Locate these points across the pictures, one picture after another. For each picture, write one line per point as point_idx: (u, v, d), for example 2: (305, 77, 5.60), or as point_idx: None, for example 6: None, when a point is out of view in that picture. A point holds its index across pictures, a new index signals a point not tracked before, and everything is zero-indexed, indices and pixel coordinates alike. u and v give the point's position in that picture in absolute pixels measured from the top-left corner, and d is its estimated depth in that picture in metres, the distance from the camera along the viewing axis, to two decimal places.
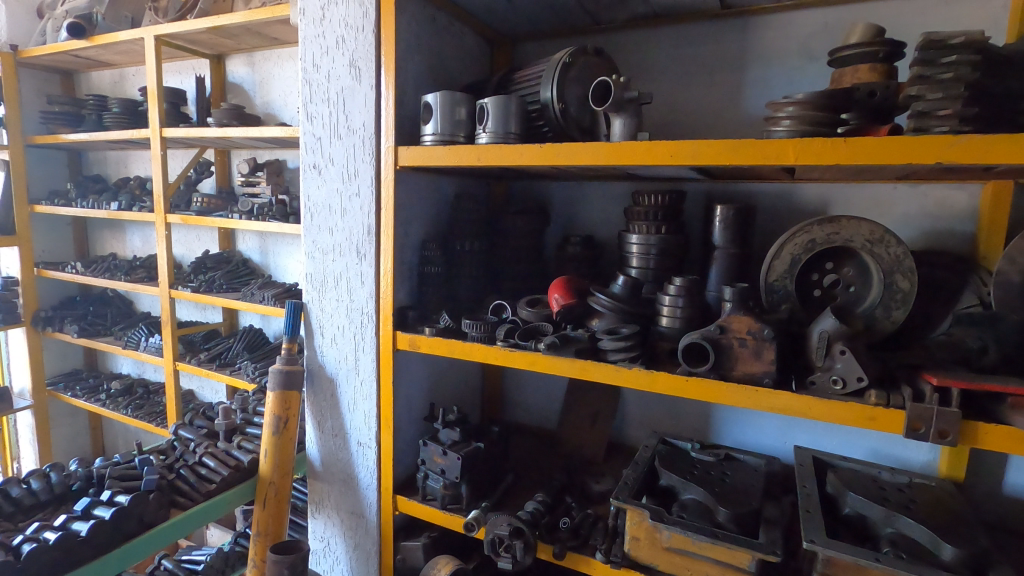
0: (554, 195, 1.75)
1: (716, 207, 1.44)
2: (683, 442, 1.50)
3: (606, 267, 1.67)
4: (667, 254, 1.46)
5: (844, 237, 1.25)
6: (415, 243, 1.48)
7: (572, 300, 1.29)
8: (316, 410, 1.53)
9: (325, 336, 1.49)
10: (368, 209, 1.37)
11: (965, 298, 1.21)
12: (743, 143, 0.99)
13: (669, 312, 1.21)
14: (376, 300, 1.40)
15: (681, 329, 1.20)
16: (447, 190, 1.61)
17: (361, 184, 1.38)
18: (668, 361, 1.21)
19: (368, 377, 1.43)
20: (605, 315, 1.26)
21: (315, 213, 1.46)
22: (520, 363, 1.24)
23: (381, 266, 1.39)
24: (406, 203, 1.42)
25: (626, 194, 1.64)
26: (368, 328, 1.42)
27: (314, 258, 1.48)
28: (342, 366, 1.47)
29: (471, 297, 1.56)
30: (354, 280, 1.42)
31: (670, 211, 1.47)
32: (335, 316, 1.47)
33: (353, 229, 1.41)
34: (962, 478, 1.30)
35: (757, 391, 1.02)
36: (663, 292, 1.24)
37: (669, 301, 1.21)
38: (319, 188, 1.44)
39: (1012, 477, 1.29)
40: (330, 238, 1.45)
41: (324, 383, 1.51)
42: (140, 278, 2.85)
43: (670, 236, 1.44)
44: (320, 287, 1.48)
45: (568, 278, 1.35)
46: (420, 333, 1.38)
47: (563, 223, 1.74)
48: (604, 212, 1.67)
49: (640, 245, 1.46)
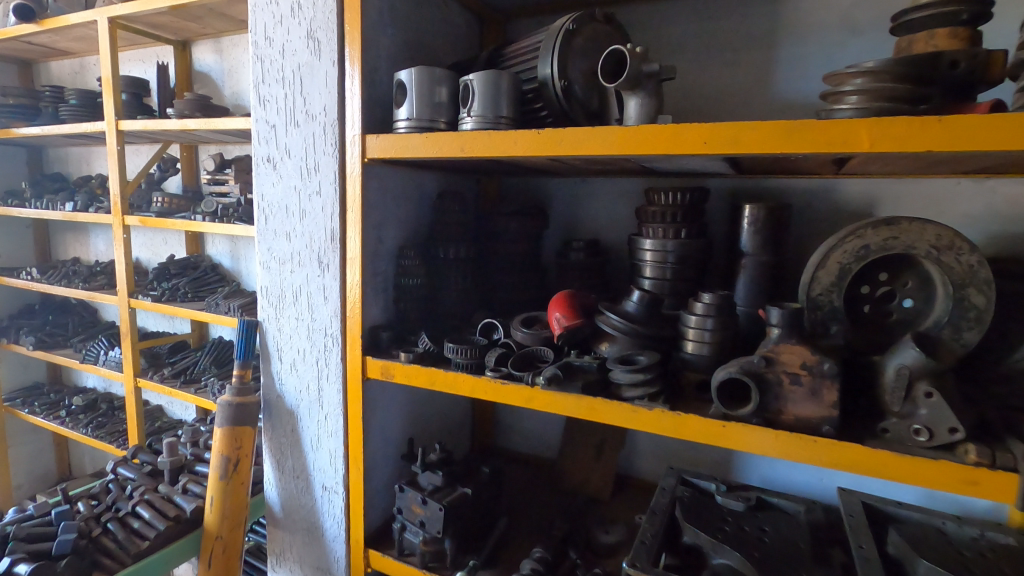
0: (552, 194, 1.52)
1: (744, 207, 1.22)
2: (706, 483, 1.28)
3: (613, 276, 1.44)
4: (686, 264, 1.24)
5: (904, 243, 1.03)
6: (389, 251, 1.25)
7: (577, 321, 1.06)
8: (275, 447, 1.30)
9: (284, 361, 1.26)
10: (331, 210, 1.15)
11: None
12: (800, 124, 0.76)
13: (695, 337, 0.99)
14: (342, 319, 1.17)
15: (712, 357, 0.98)
16: (429, 188, 1.38)
17: (322, 180, 1.15)
18: (696, 396, 0.98)
19: (333, 411, 1.21)
20: (617, 340, 1.04)
21: (271, 215, 1.23)
22: (514, 400, 1.01)
23: (347, 279, 1.16)
24: (377, 203, 1.19)
25: (637, 192, 1.41)
26: (333, 352, 1.19)
27: (270, 268, 1.25)
28: (303, 397, 1.24)
29: (458, 313, 1.34)
30: (316, 295, 1.19)
31: (692, 212, 1.24)
32: (295, 337, 1.24)
33: (314, 235, 1.18)
34: None
35: (816, 442, 0.80)
36: (688, 311, 1.02)
37: (695, 323, 0.99)
38: (274, 186, 1.21)
39: None
40: (288, 245, 1.22)
41: (282, 416, 1.28)
42: (100, 286, 2.61)
43: (690, 242, 1.22)
44: (277, 303, 1.25)
45: (570, 292, 1.11)
46: (394, 359, 1.16)
47: (563, 225, 1.52)
48: (611, 213, 1.45)
49: (655, 252, 1.24)
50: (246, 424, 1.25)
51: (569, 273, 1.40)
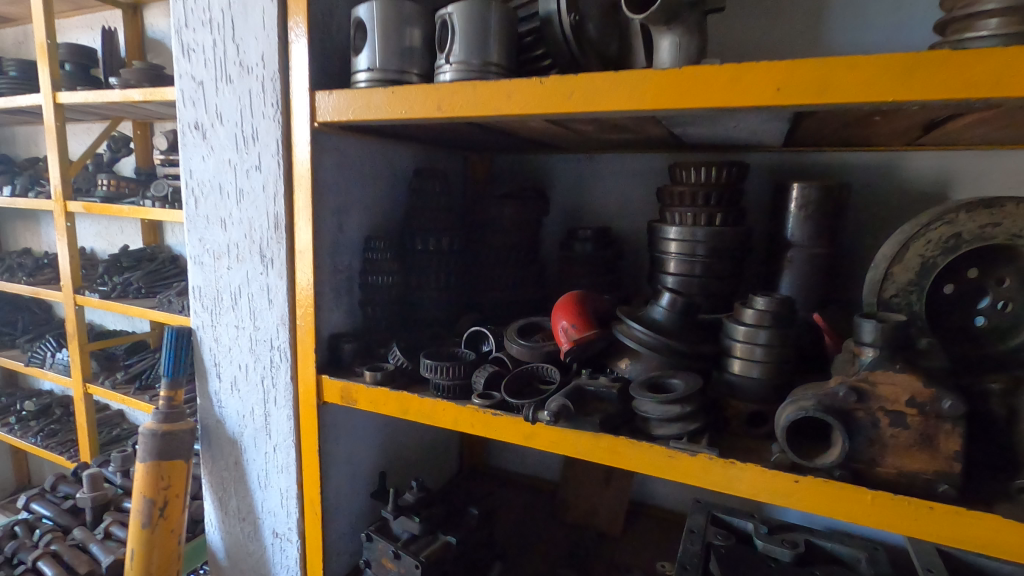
0: (554, 172, 1.27)
1: (792, 186, 0.99)
2: (740, 521, 1.06)
3: (626, 272, 1.21)
4: (719, 257, 1.00)
5: (1007, 231, 0.80)
6: (353, 242, 1.01)
7: (591, 333, 0.82)
8: (216, 483, 1.06)
9: (223, 378, 1.01)
10: (273, 189, 0.90)
11: None
12: (925, 56, 0.53)
13: (745, 354, 0.76)
14: (291, 328, 0.93)
15: (766, 380, 0.75)
16: (404, 165, 1.13)
17: (262, 152, 0.90)
18: (745, 432, 0.75)
19: (283, 441, 0.97)
20: (641, 356, 0.81)
21: (201, 197, 0.98)
22: (510, 437, 0.78)
23: (296, 277, 0.92)
24: (334, 181, 0.95)
25: (654, 170, 1.17)
26: (281, 370, 0.95)
27: (202, 264, 1.00)
28: (247, 423, 1.00)
29: (439, 317, 1.10)
30: (258, 298, 0.95)
31: (729, 192, 1.00)
32: (234, 350, 0.99)
33: (254, 222, 0.93)
34: None
35: (932, 510, 0.58)
36: (734, 320, 0.79)
37: (745, 336, 0.76)
38: (203, 160, 0.96)
39: None
40: (222, 234, 0.97)
41: (223, 445, 1.04)
42: (47, 280, 2.34)
43: (725, 230, 0.99)
44: (212, 308, 1.00)
45: (580, 295, 0.87)
46: (358, 379, 0.92)
47: (566, 210, 1.27)
48: (624, 194, 1.21)
49: (683, 243, 1.00)
50: (176, 457, 1.00)
51: (573, 267, 1.16)
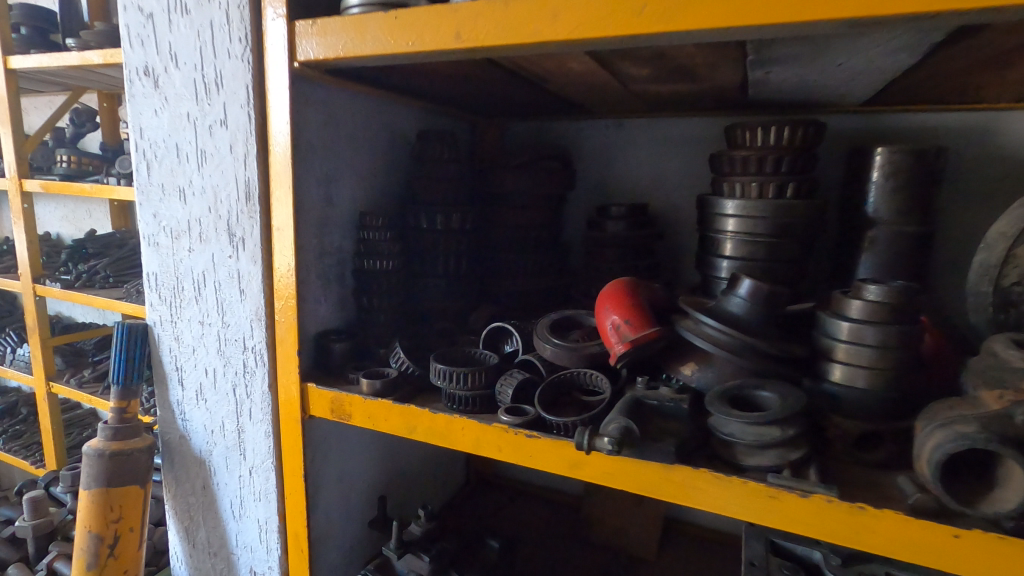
0: (578, 140, 1.09)
1: (877, 149, 0.81)
2: (806, 548, 0.88)
3: (664, 256, 1.04)
4: (790, 236, 0.83)
5: None
6: (344, 218, 0.83)
7: (650, 331, 0.64)
8: (181, 510, 0.88)
9: (185, 386, 0.83)
10: (243, 150, 0.71)
11: None
12: None
13: (850, 357, 0.60)
14: (268, 325, 0.75)
15: (879, 391, 0.59)
16: (405, 128, 0.95)
17: (228, 102, 0.71)
18: (854, 458, 0.59)
19: (262, 464, 0.79)
20: (714, 360, 0.64)
21: (153, 163, 0.78)
22: (554, 466, 0.61)
23: (274, 261, 0.73)
24: (320, 142, 0.76)
25: (699, 136, 0.99)
26: (256, 376, 0.77)
27: (157, 246, 0.80)
28: (216, 440, 0.82)
29: (447, 310, 0.92)
30: (226, 288, 0.76)
31: (803, 157, 0.82)
32: (199, 351, 0.80)
33: (220, 192, 0.74)
34: None
35: None
36: (832, 315, 0.62)
37: (851, 335, 0.60)
38: (155, 115, 0.76)
39: None
40: (180, 208, 0.77)
41: (189, 467, 0.86)
42: (5, 269, 2.13)
43: (798, 204, 0.81)
44: (171, 300, 0.81)
45: (630, 282, 0.70)
46: (353, 387, 0.74)
47: (592, 184, 1.09)
48: (662, 165, 1.03)
49: (745, 220, 0.83)
50: (130, 483, 0.82)
51: (605, 250, 0.98)
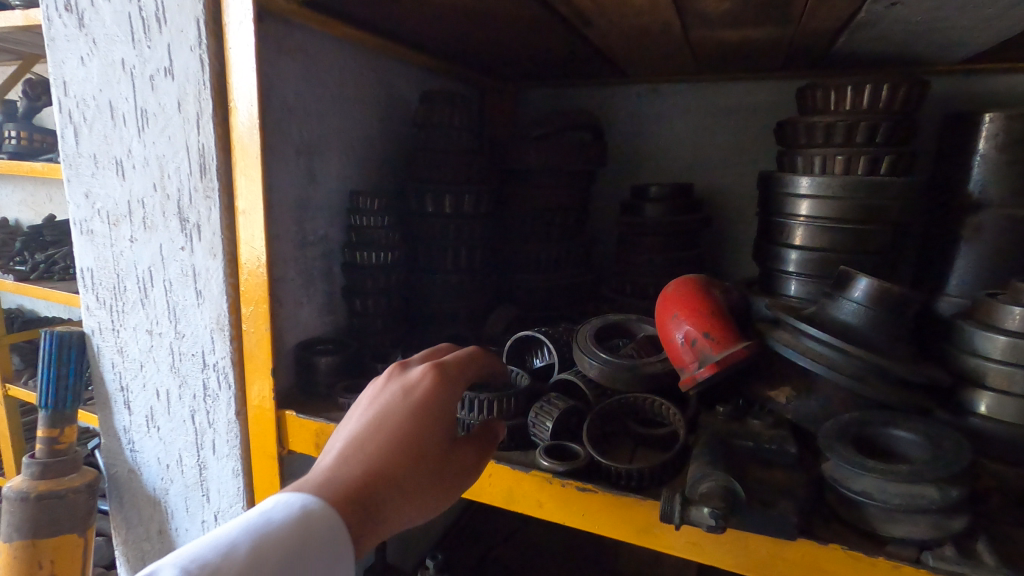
0: (607, 109, 0.93)
1: (988, 115, 0.65)
2: None
3: (709, 246, 0.88)
4: (883, 221, 0.67)
5: None
6: (330, 199, 0.66)
7: (740, 346, 0.48)
8: (134, 558, 0.72)
9: (133, 410, 0.66)
10: (195, 108, 0.54)
11: None
12: None
13: (1009, 385, 0.44)
14: (232, 336, 0.58)
15: None
16: (402, 90, 0.78)
17: (174, 43, 0.54)
18: None
19: (229, 507, 0.63)
20: (819, 383, 0.49)
21: (82, 127, 0.61)
22: (612, 529, 0.46)
23: (238, 254, 0.57)
24: (298, 100, 0.60)
25: (754, 103, 0.84)
26: (220, 401, 0.60)
27: (91, 234, 0.63)
28: (173, 477, 0.65)
29: (457, 312, 0.76)
30: (179, 288, 0.59)
31: (900, 124, 0.67)
32: (148, 368, 0.64)
33: (166, 165, 0.57)
34: None
35: None
36: (981, 327, 0.47)
37: (1008, 355, 0.44)
38: (82, 64, 0.59)
39: None
40: (118, 185, 0.60)
41: (141, 507, 0.69)
42: None
43: (892, 181, 0.66)
44: (111, 302, 0.64)
45: (702, 279, 0.54)
46: (343, 413, 0.58)
47: (622, 161, 0.93)
48: (710, 138, 0.87)
49: (823, 201, 0.67)
50: (66, 530, 0.66)
51: (643, 238, 0.82)
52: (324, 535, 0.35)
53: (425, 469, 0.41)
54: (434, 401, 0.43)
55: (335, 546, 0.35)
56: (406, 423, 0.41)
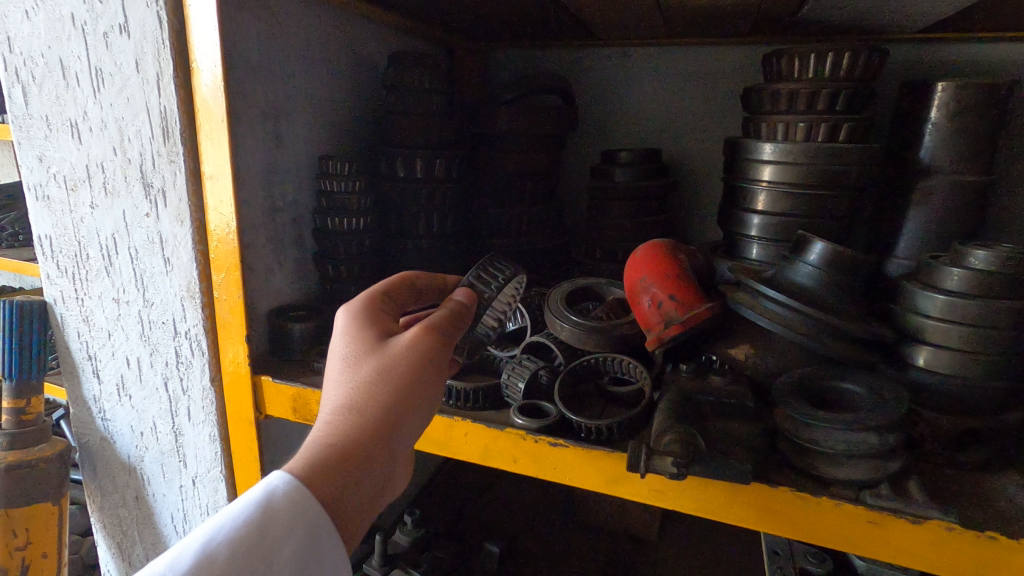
0: (577, 73, 0.93)
1: (941, 85, 0.69)
2: None
3: (676, 210, 0.90)
4: (841, 186, 0.70)
5: None
6: (297, 164, 0.65)
7: (702, 308, 0.51)
8: (111, 523, 0.73)
9: (103, 378, 0.65)
10: (154, 68, 0.52)
11: None
12: None
13: (945, 341, 0.48)
14: (203, 304, 0.57)
15: (978, 382, 0.48)
16: (368, 51, 0.76)
17: None
18: (950, 460, 0.48)
19: (207, 472, 0.64)
20: (775, 342, 0.52)
21: (32, 86, 0.58)
22: (583, 480, 0.49)
23: (207, 221, 0.56)
24: (263, 61, 0.58)
25: (720, 69, 0.85)
26: (193, 367, 0.60)
27: (48, 199, 0.61)
28: (148, 444, 0.66)
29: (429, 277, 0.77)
30: (146, 256, 0.58)
31: (857, 92, 0.69)
32: (117, 335, 0.63)
33: (127, 127, 0.55)
34: None
35: None
36: (923, 287, 0.50)
37: (946, 313, 0.48)
38: (26, 18, 0.55)
39: None
40: (75, 149, 0.58)
41: (116, 474, 0.70)
42: None
43: (850, 148, 0.69)
44: (74, 270, 0.62)
45: (669, 244, 0.56)
46: (318, 378, 0.59)
47: (592, 125, 0.93)
48: (678, 103, 0.88)
49: (785, 165, 0.70)
50: (39, 499, 0.65)
51: (614, 204, 0.83)
52: (285, 505, 0.38)
53: (372, 388, 0.41)
54: (353, 321, 0.45)
55: (309, 505, 0.38)
56: (336, 354, 0.43)
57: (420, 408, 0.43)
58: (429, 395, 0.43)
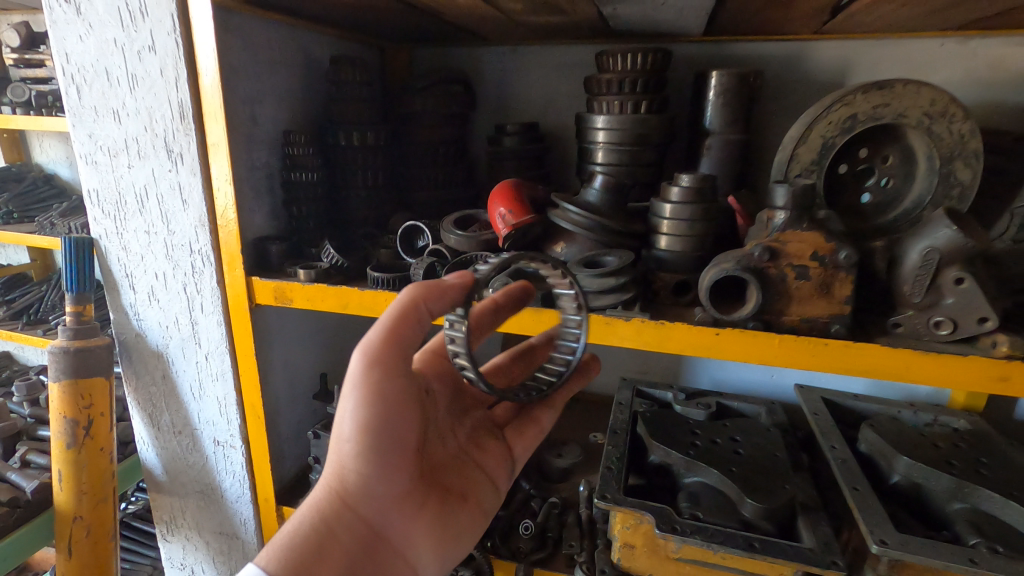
0: (479, 66, 1.23)
1: (713, 73, 1.01)
2: (661, 392, 1.17)
3: (553, 166, 1.22)
4: (648, 144, 1.03)
5: (896, 111, 0.88)
6: (269, 137, 0.94)
7: (529, 217, 0.84)
8: (143, 399, 1.02)
9: (137, 290, 0.94)
10: (173, 74, 0.80)
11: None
12: None
13: (669, 231, 0.81)
14: (212, 230, 0.87)
15: (691, 252, 0.81)
16: (315, 54, 1.05)
17: (155, 29, 0.79)
18: (672, 300, 0.82)
19: (216, 350, 0.93)
20: (576, 239, 0.84)
21: (83, 86, 0.85)
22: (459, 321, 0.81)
23: (211, 174, 0.85)
24: (243, 67, 0.87)
25: (578, 62, 1.16)
26: (205, 274, 0.89)
27: (96, 163, 0.89)
28: (172, 335, 0.95)
29: (369, 218, 1.08)
30: (169, 200, 0.87)
31: (654, 79, 1.02)
32: (147, 257, 0.91)
33: (156, 113, 0.83)
34: (981, 408, 1.07)
35: (827, 345, 0.68)
36: (660, 200, 0.83)
37: (670, 214, 0.81)
38: (80, 40, 0.83)
39: None
40: (117, 128, 0.86)
41: (147, 360, 0.98)
42: None
43: (651, 116, 1.01)
44: (114, 213, 0.91)
45: (515, 183, 0.88)
46: (290, 277, 0.89)
47: (491, 105, 1.24)
48: (552, 87, 1.19)
49: (609, 130, 1.02)
50: (95, 374, 0.94)
51: (504, 163, 1.14)
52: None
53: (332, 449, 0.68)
54: None
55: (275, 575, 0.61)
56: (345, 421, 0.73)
57: (365, 461, 0.66)
58: (372, 439, 0.65)
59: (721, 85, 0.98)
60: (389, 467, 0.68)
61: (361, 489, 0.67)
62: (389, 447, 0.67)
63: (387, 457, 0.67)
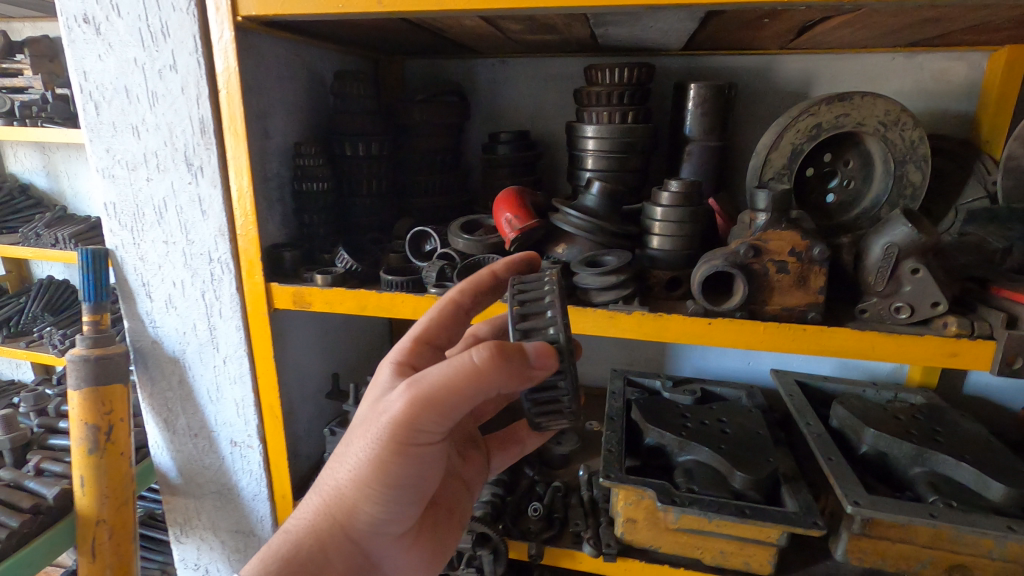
0: (470, 77, 1.30)
1: (693, 85, 1.10)
2: (650, 380, 1.26)
3: (544, 171, 1.30)
4: (634, 151, 1.11)
5: (856, 120, 0.99)
6: (280, 149, 0.99)
7: (533, 221, 0.91)
8: (158, 404, 1.04)
9: (154, 298, 0.97)
10: (195, 91, 0.84)
11: (970, 191, 0.98)
12: None
13: (660, 232, 0.89)
14: (231, 238, 0.91)
15: (681, 250, 0.89)
16: (318, 68, 1.09)
17: (176, 49, 0.83)
18: (665, 295, 0.91)
19: (234, 353, 0.97)
20: (576, 240, 0.91)
21: (102, 103, 0.88)
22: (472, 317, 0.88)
23: (231, 185, 0.89)
24: (258, 84, 0.91)
25: (566, 73, 1.24)
26: (224, 281, 0.93)
27: (114, 176, 0.92)
28: (190, 340, 0.98)
29: (374, 223, 1.13)
30: (189, 211, 0.91)
31: (639, 91, 1.10)
32: (165, 266, 0.95)
33: (176, 129, 0.87)
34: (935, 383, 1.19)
35: (805, 330, 0.77)
36: (651, 203, 0.91)
37: (660, 216, 0.89)
38: (99, 60, 0.86)
39: (979, 377, 1.20)
40: (136, 143, 0.89)
41: (163, 366, 1.01)
42: None
43: (637, 126, 1.09)
44: (132, 225, 0.94)
45: (518, 189, 0.95)
46: (307, 282, 0.93)
47: (482, 114, 1.31)
48: (540, 98, 1.27)
49: (598, 138, 1.10)
50: (114, 381, 0.97)
51: (500, 170, 1.21)
52: None
53: (343, 475, 0.69)
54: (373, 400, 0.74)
55: None
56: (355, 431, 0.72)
57: (378, 496, 0.68)
58: (391, 480, 0.67)
59: (700, 97, 1.07)
60: (398, 504, 0.70)
61: (367, 520, 0.69)
62: (404, 487, 0.68)
63: (399, 496, 0.69)
